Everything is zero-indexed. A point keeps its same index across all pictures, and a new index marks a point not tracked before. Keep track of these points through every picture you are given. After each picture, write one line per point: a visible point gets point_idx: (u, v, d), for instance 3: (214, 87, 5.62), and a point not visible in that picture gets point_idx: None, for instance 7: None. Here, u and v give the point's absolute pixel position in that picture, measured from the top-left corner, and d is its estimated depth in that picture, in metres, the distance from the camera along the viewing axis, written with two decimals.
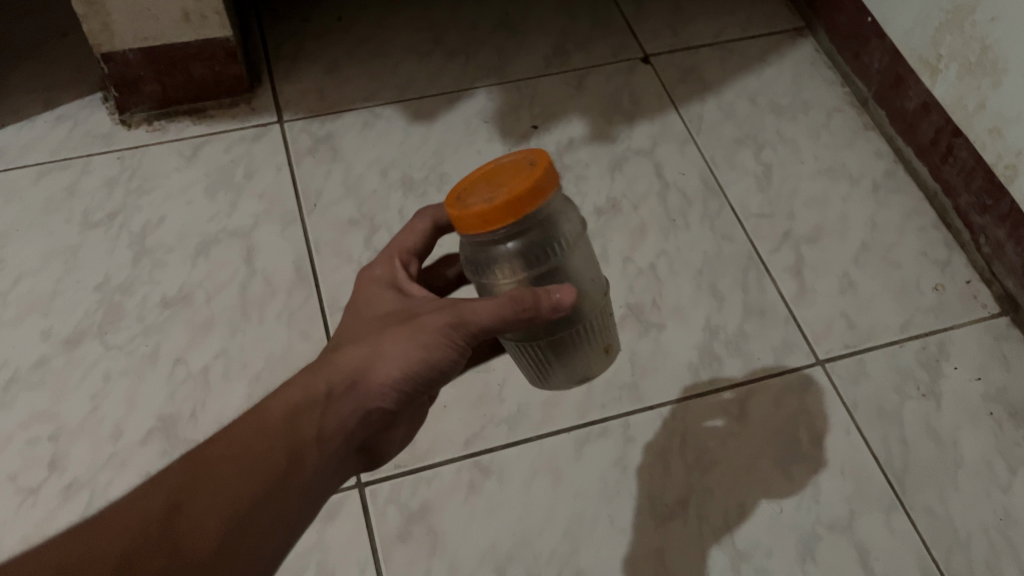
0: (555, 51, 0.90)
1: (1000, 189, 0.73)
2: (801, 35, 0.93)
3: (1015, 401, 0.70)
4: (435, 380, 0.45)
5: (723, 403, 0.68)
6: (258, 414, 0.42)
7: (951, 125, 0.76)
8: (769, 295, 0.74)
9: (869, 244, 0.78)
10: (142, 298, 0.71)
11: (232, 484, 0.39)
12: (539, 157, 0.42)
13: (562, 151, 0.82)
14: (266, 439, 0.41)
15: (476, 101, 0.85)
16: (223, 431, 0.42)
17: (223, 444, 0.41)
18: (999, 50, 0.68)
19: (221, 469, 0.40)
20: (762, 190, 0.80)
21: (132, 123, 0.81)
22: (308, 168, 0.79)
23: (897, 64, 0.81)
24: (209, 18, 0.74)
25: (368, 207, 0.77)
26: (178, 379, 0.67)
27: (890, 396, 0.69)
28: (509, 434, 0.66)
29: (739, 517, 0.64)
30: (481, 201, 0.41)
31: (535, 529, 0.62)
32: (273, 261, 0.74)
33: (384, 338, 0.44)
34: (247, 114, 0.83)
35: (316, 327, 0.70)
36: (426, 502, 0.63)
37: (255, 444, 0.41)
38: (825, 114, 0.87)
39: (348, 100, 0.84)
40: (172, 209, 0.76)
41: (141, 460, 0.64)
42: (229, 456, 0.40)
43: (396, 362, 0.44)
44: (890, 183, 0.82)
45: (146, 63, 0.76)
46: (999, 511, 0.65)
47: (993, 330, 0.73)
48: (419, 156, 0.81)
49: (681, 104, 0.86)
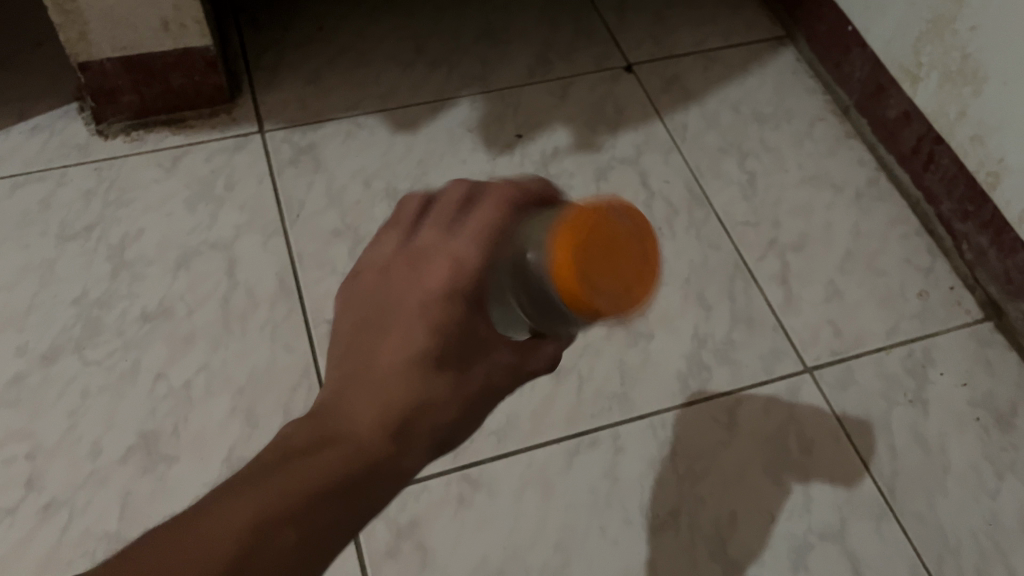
0: (538, 60, 0.90)
1: (983, 196, 0.73)
2: (783, 44, 0.94)
3: (1000, 406, 0.70)
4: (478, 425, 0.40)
5: (713, 412, 0.68)
6: (329, 476, 0.32)
7: (933, 133, 0.77)
8: (756, 304, 0.74)
9: (854, 252, 0.78)
10: (121, 312, 0.70)
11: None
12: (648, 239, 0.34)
13: (547, 160, 0.81)
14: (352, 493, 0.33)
15: (459, 110, 0.85)
16: (282, 487, 0.31)
17: (292, 526, 0.31)
18: (980, 58, 0.69)
19: (290, 564, 0.30)
20: (747, 199, 0.81)
21: (109, 134, 0.79)
22: (290, 179, 0.78)
23: (878, 72, 0.82)
24: (189, 27, 0.73)
25: (352, 218, 0.76)
26: (160, 395, 0.66)
27: (877, 402, 0.69)
28: (498, 446, 0.65)
29: (730, 527, 0.63)
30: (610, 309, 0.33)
31: (525, 543, 0.61)
32: (255, 274, 0.72)
33: (465, 402, 0.37)
34: (226, 124, 0.81)
35: (300, 339, 0.69)
36: (414, 517, 0.61)
37: (327, 537, 0.32)
38: (808, 123, 0.87)
39: (330, 110, 0.83)
40: (150, 221, 0.75)
41: (121, 478, 0.62)
42: (296, 546, 0.31)
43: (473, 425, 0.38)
44: (872, 191, 0.83)
45: (124, 72, 0.75)
46: (988, 517, 0.65)
47: (976, 336, 0.74)
48: (403, 167, 0.80)
49: (664, 113, 0.86)
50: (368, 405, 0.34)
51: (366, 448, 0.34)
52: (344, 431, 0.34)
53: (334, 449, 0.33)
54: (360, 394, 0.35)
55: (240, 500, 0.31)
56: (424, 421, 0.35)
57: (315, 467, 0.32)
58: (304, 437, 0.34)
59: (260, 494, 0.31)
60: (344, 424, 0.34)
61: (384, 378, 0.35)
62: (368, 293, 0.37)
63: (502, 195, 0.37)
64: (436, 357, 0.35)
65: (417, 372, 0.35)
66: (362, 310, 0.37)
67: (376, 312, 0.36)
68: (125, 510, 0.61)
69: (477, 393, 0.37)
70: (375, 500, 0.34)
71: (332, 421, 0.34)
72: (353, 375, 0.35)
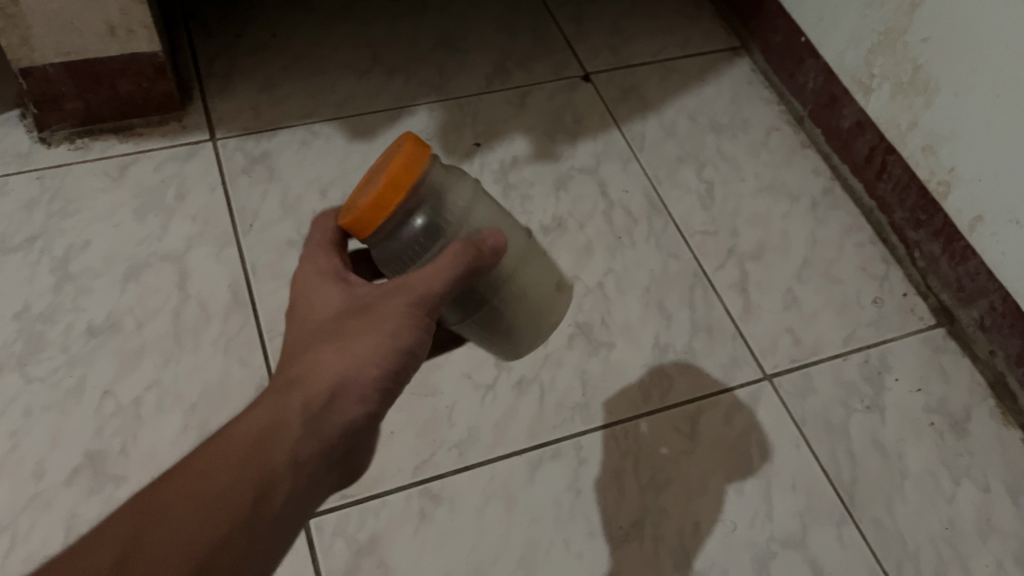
0: (496, 69, 0.89)
1: (933, 205, 0.75)
2: (738, 54, 0.95)
3: (955, 411, 0.71)
4: (404, 371, 0.44)
5: (675, 421, 0.68)
6: (221, 441, 0.39)
7: (885, 142, 0.78)
8: (716, 312, 0.74)
9: (811, 260, 0.79)
10: (66, 326, 0.67)
11: (209, 528, 0.36)
12: (403, 140, 0.44)
13: (506, 169, 0.81)
14: (234, 455, 0.38)
15: (417, 119, 0.84)
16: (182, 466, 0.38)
17: (188, 479, 0.37)
18: (932, 69, 0.70)
19: (187, 520, 0.36)
20: (705, 208, 0.81)
21: (52, 142, 0.77)
22: (244, 189, 0.76)
23: (831, 83, 0.83)
24: (137, 32, 0.71)
25: (307, 228, 0.75)
26: (107, 412, 0.63)
27: (836, 409, 0.70)
28: (460, 460, 0.64)
29: (694, 537, 0.63)
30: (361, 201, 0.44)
31: (489, 557, 0.60)
32: (208, 285, 0.70)
33: (343, 339, 0.43)
34: (177, 132, 0.79)
35: (255, 353, 0.67)
36: (375, 534, 0.60)
37: (228, 483, 0.37)
38: (763, 132, 0.88)
39: (285, 118, 0.82)
40: (97, 232, 0.72)
41: (66, 500, 0.59)
42: (190, 496, 0.36)
43: (365, 361, 0.42)
44: (827, 200, 0.84)
45: (68, 78, 0.72)
46: (945, 522, 0.66)
47: (930, 342, 0.75)
48: (360, 175, 0.79)
49: (622, 122, 0.86)
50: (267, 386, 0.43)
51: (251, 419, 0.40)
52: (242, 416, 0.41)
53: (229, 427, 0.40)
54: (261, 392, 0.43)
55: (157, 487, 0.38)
56: (306, 366, 0.42)
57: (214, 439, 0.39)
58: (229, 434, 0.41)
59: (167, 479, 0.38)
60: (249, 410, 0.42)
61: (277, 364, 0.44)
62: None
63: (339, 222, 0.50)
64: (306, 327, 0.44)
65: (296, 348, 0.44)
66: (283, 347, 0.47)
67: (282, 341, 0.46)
68: (70, 533, 0.58)
69: (359, 330, 0.43)
70: (272, 431, 0.39)
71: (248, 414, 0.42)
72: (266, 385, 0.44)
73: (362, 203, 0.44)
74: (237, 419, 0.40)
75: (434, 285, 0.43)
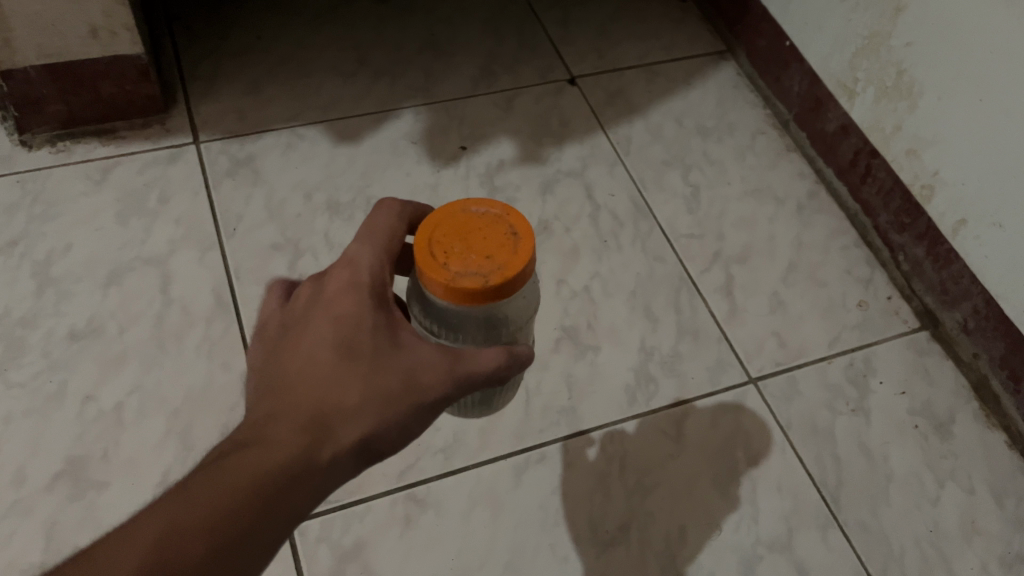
0: (483, 72, 0.89)
1: (917, 208, 0.75)
2: (723, 58, 0.95)
3: (939, 414, 0.72)
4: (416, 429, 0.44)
5: (661, 424, 0.68)
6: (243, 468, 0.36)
7: (870, 146, 0.78)
8: (701, 315, 0.74)
9: (796, 264, 0.79)
10: (46, 331, 0.66)
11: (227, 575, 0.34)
12: (513, 217, 0.43)
13: (492, 173, 0.81)
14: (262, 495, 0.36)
15: (403, 122, 0.83)
16: (200, 490, 0.36)
17: (212, 513, 0.35)
18: (915, 73, 0.70)
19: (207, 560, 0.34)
20: (691, 211, 0.81)
21: (34, 144, 0.76)
22: (228, 192, 0.76)
23: (816, 87, 0.83)
24: (119, 34, 0.70)
25: (292, 232, 0.74)
26: (89, 418, 0.63)
27: (822, 412, 0.70)
28: (445, 464, 0.64)
29: (680, 540, 0.63)
30: (475, 278, 0.41)
31: (474, 562, 0.60)
32: (191, 290, 0.70)
33: (379, 394, 0.41)
34: (160, 135, 0.79)
35: (238, 358, 0.67)
36: (360, 539, 0.60)
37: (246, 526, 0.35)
38: (749, 136, 0.88)
39: (270, 120, 0.81)
40: (79, 236, 0.72)
41: (47, 507, 0.59)
42: (218, 530, 0.35)
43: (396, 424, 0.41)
44: (813, 204, 0.84)
45: (50, 81, 0.71)
46: (930, 524, 0.66)
47: (915, 345, 0.75)
48: (345, 179, 0.78)
49: (609, 125, 0.86)
50: (282, 400, 0.40)
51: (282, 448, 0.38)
52: (257, 435, 0.38)
53: (247, 449, 0.37)
54: (269, 400, 0.40)
55: (167, 504, 0.35)
56: (337, 409, 0.40)
57: (234, 463, 0.37)
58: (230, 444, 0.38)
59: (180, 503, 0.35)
60: (258, 424, 0.39)
61: (295, 375, 0.41)
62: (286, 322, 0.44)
63: (393, 226, 0.46)
64: (345, 352, 0.41)
65: (326, 369, 0.41)
66: (284, 334, 0.43)
67: (290, 333, 0.43)
68: (50, 540, 0.57)
69: (397, 390, 0.41)
70: (301, 477, 0.38)
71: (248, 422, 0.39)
72: (269, 387, 0.41)
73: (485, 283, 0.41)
74: (263, 447, 0.38)
75: (474, 373, 0.43)
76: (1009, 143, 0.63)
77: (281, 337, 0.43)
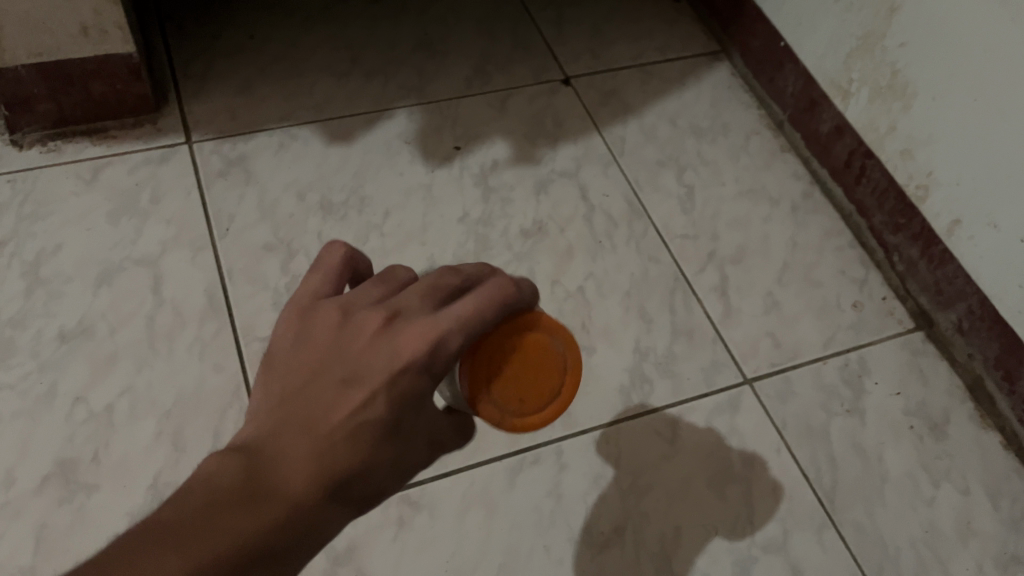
0: (476, 72, 0.89)
1: (912, 209, 0.75)
2: (717, 58, 0.95)
3: (934, 414, 0.71)
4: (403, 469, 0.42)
5: (656, 425, 0.67)
6: (253, 530, 0.33)
7: (864, 147, 0.78)
8: (696, 316, 0.74)
9: (791, 264, 0.79)
10: (36, 332, 0.66)
11: None
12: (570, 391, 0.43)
13: (486, 173, 0.80)
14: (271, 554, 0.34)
15: (396, 122, 0.83)
16: (203, 545, 0.32)
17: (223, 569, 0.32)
18: (909, 73, 0.70)
19: None
20: (685, 212, 0.81)
21: (23, 144, 0.75)
22: (220, 192, 0.75)
23: (810, 88, 0.83)
24: (110, 33, 0.70)
25: (285, 232, 0.74)
26: (78, 420, 0.62)
27: (817, 413, 0.70)
28: (439, 465, 0.63)
29: (675, 542, 0.63)
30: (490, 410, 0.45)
31: (468, 564, 0.60)
32: (183, 290, 0.69)
33: (395, 467, 0.38)
34: (151, 134, 0.78)
35: (231, 359, 0.66)
36: (353, 541, 0.59)
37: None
38: (743, 136, 0.88)
39: (262, 120, 0.81)
40: (69, 236, 0.71)
41: (36, 509, 0.58)
42: None
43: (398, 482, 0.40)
44: (807, 204, 0.84)
45: (40, 79, 0.71)
46: (925, 525, 0.66)
47: (909, 345, 0.75)
48: (338, 178, 0.78)
49: (603, 126, 0.86)
50: (309, 448, 0.36)
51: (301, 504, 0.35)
52: (272, 483, 0.35)
53: (260, 501, 0.34)
54: (298, 436, 0.36)
55: (166, 555, 0.31)
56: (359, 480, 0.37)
57: (244, 517, 0.34)
58: (237, 476, 0.35)
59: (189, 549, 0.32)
60: (277, 470, 0.35)
61: (331, 427, 0.37)
62: (336, 328, 0.39)
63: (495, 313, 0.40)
64: (386, 426, 0.38)
65: (362, 434, 0.37)
66: (331, 352, 0.38)
67: (338, 360, 0.38)
68: (39, 543, 0.57)
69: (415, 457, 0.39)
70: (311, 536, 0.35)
71: (261, 450, 0.36)
72: (297, 419, 0.37)
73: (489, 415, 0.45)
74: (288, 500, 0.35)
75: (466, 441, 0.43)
76: (1003, 143, 0.63)
77: (322, 347, 0.39)
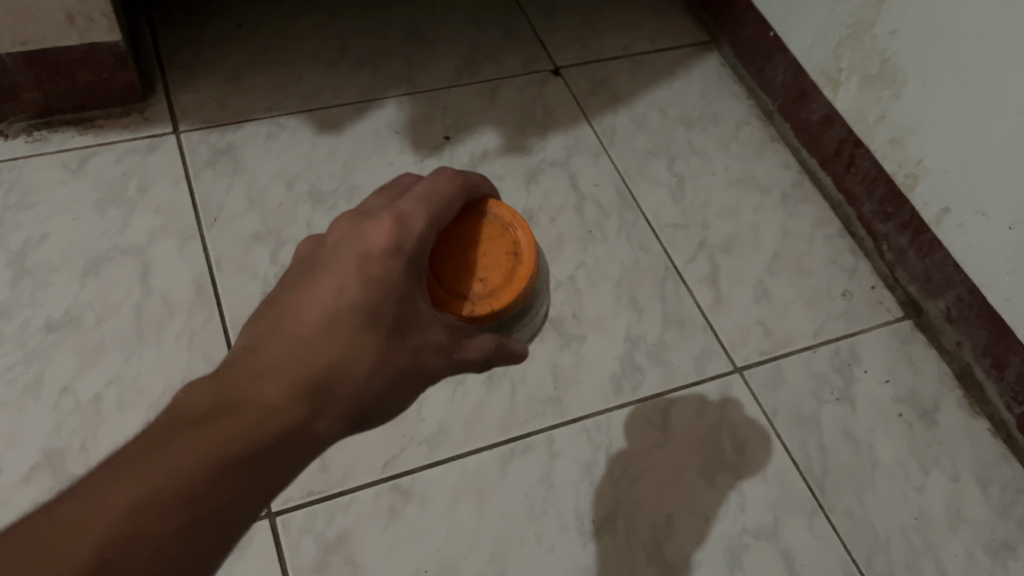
0: (466, 62, 0.88)
1: (902, 197, 0.75)
2: (707, 49, 0.95)
3: (924, 402, 0.72)
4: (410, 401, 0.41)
5: (646, 414, 0.67)
6: (229, 434, 0.33)
7: (853, 136, 0.78)
8: (687, 305, 0.74)
9: (781, 253, 0.79)
10: (22, 322, 0.65)
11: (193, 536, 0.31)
12: (518, 235, 0.47)
13: (476, 163, 0.80)
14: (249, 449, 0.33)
15: (386, 111, 0.83)
16: (175, 448, 0.32)
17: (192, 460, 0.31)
18: (899, 62, 0.70)
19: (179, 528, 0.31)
20: (675, 201, 0.81)
21: (9, 134, 0.74)
22: (208, 181, 0.75)
23: (800, 77, 0.83)
24: (96, 21, 0.69)
25: (273, 222, 0.73)
26: (65, 409, 0.62)
27: (807, 401, 0.70)
28: (430, 455, 0.63)
29: (666, 529, 0.63)
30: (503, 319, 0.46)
31: (459, 553, 0.60)
32: (170, 280, 0.69)
33: (383, 369, 0.37)
34: (138, 124, 0.77)
35: (220, 348, 0.66)
36: (343, 531, 0.59)
37: (218, 502, 0.32)
38: (733, 126, 0.88)
39: (250, 110, 0.80)
40: (56, 225, 0.70)
41: (22, 499, 0.58)
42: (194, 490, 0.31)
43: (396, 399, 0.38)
44: (797, 194, 0.84)
45: (25, 68, 0.70)
46: (916, 512, 0.66)
47: (899, 334, 0.76)
48: (327, 168, 0.77)
49: (593, 116, 0.86)
50: (286, 351, 0.35)
51: (277, 403, 0.34)
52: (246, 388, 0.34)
53: (235, 408, 0.33)
54: (271, 339, 0.36)
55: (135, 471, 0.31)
56: (339, 375, 0.36)
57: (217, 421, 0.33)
58: (205, 397, 0.34)
59: (147, 471, 0.31)
60: (255, 378, 0.34)
61: (302, 320, 0.36)
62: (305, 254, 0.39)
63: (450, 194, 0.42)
64: (367, 315, 0.37)
65: (340, 327, 0.36)
66: (300, 271, 0.38)
67: (303, 275, 0.38)
68: None
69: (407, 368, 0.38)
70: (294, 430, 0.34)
71: (230, 363, 0.35)
72: (274, 322, 0.36)
73: (509, 312, 0.46)
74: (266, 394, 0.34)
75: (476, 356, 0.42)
76: (994, 131, 0.63)
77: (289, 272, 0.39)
